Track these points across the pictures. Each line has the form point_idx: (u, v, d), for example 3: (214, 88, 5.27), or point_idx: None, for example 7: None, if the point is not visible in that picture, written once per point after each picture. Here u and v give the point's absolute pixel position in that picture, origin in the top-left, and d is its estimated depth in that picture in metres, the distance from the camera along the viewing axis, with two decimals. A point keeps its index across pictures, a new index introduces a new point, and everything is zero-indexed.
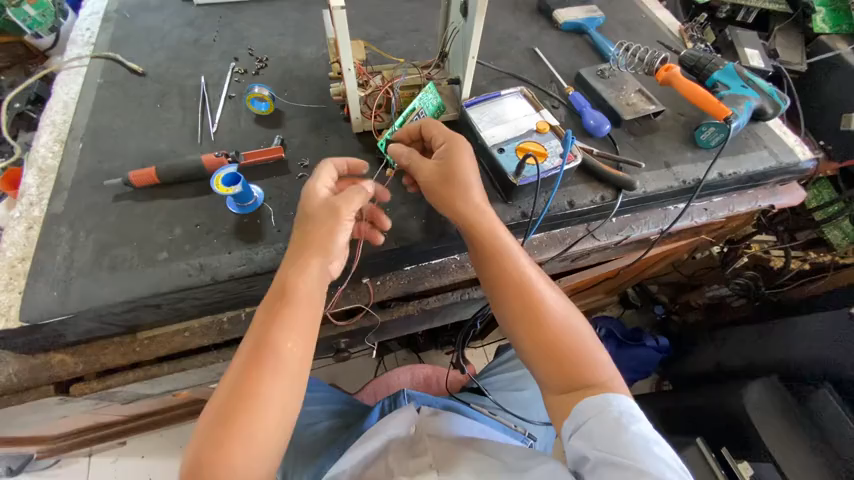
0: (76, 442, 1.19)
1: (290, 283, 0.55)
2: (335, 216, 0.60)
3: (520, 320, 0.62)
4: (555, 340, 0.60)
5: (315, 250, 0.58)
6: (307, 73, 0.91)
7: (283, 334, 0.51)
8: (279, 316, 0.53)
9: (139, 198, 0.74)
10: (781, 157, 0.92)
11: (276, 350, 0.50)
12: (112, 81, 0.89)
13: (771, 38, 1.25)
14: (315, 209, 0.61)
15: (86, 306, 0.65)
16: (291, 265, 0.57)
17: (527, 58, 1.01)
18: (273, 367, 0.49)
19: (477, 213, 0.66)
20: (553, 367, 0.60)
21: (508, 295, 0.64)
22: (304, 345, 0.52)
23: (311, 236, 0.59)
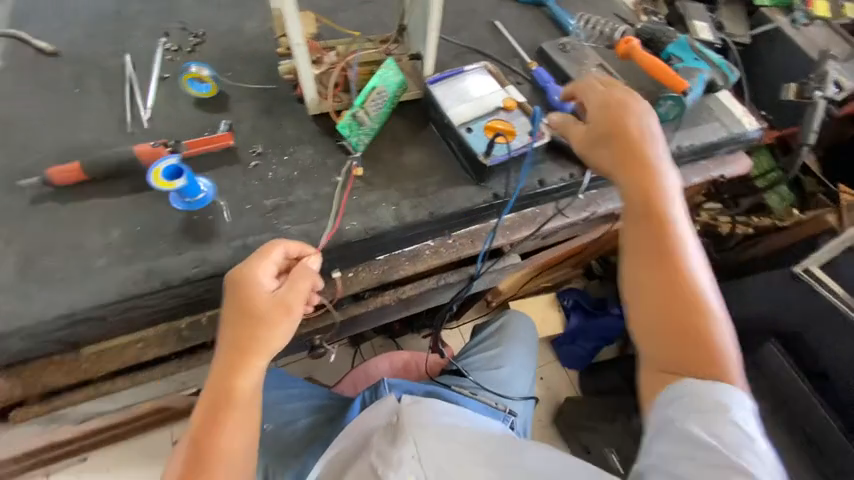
0: (24, 470, 1.08)
1: (230, 391, 0.51)
2: (280, 319, 0.53)
3: (650, 271, 0.52)
4: (680, 311, 0.49)
5: (258, 356, 0.52)
6: (252, 49, 0.83)
7: (222, 447, 0.49)
8: (230, 370, 0.51)
9: (63, 199, 0.64)
10: (732, 127, 0.96)
11: (218, 464, 0.49)
12: (17, 64, 0.76)
13: (719, 9, 1.28)
14: (261, 306, 0.53)
15: (14, 326, 0.57)
16: (231, 369, 0.51)
17: (488, 32, 0.97)
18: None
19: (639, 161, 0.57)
20: (665, 331, 0.49)
21: (633, 253, 0.54)
22: (245, 454, 0.51)
23: (253, 337, 0.52)
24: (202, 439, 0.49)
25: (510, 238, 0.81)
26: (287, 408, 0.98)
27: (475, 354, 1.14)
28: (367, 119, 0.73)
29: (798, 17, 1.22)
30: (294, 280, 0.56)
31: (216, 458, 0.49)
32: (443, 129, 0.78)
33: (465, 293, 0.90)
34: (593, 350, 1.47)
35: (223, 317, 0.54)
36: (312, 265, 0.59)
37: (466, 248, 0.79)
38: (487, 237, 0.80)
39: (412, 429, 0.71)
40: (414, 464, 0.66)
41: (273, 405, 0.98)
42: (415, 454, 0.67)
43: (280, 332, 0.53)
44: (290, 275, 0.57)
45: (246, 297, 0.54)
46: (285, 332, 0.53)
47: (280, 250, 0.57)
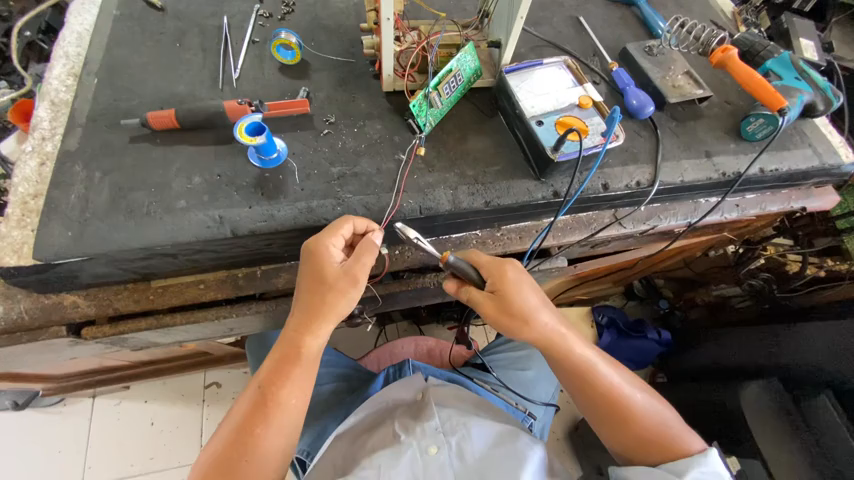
0: (82, 383, 1.20)
1: (299, 348, 0.61)
2: (344, 292, 0.61)
3: (593, 401, 0.67)
4: (630, 427, 0.66)
5: (324, 323, 0.61)
6: (336, 22, 0.85)
7: (285, 391, 0.60)
8: (304, 326, 0.61)
9: (156, 142, 0.70)
10: (826, 158, 0.87)
11: (279, 405, 0.60)
12: (130, 15, 0.83)
13: (828, 29, 1.17)
14: (331, 277, 0.61)
15: (102, 249, 0.63)
16: (301, 330, 0.61)
17: (571, 27, 0.94)
18: (274, 423, 0.59)
19: (524, 323, 0.65)
20: (606, 427, 0.68)
21: (589, 401, 0.68)
22: (301, 401, 0.61)
23: (322, 306, 0.61)
24: (270, 381, 0.60)
25: (561, 240, 0.80)
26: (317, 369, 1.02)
27: (501, 352, 1.13)
28: (439, 101, 0.73)
29: None
30: (359, 255, 0.62)
31: (279, 401, 0.60)
32: (511, 120, 0.77)
33: None
34: None
35: (297, 281, 0.63)
36: (375, 238, 0.64)
37: (513, 244, 0.79)
38: (539, 234, 0.79)
39: (437, 407, 0.75)
40: (438, 437, 0.70)
41: None
42: (440, 427, 0.71)
43: (343, 304, 0.61)
44: (356, 250, 0.62)
45: (318, 267, 0.61)
46: (349, 304, 0.61)
47: (347, 226, 0.62)
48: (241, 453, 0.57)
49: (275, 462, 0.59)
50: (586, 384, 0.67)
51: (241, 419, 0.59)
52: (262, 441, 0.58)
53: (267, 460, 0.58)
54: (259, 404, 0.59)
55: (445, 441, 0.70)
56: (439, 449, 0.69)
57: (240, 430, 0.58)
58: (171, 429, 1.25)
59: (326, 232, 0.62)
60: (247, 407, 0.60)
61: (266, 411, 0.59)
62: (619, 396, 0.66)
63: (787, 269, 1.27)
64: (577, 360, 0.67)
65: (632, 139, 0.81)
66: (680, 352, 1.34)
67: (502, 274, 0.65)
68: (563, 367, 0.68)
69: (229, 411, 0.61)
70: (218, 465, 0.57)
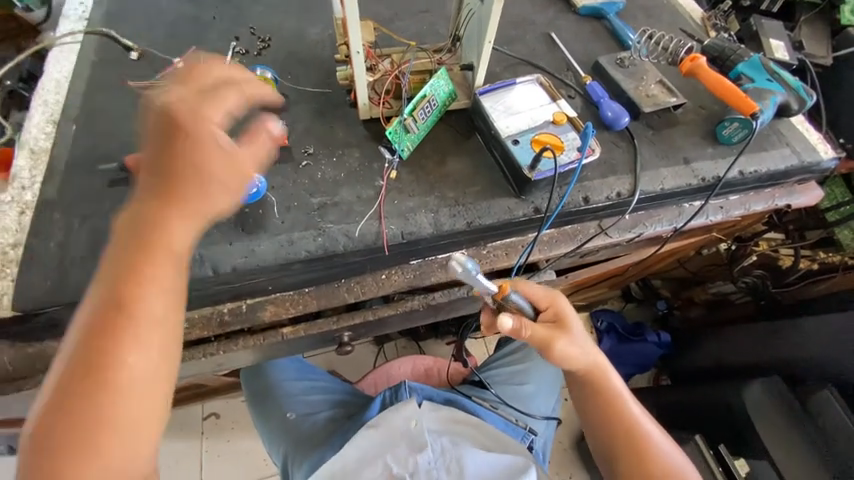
0: None
1: (162, 233, 0.48)
2: (214, 156, 0.50)
3: (623, 437, 0.69)
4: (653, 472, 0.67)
5: (160, 260, 0.47)
6: (312, 54, 0.87)
7: (143, 291, 0.45)
8: (114, 333, 0.43)
9: (136, 184, 0.71)
10: (804, 156, 0.88)
11: (138, 319, 0.44)
12: (108, 60, 0.84)
13: (797, 28, 1.18)
14: (114, 273, 0.46)
15: (83, 297, 0.63)
16: (157, 217, 0.48)
17: (543, 44, 0.96)
18: (122, 417, 0.42)
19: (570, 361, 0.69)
20: (622, 461, 0.69)
21: (612, 439, 0.70)
22: (162, 361, 0.45)
23: (188, 192, 0.49)
24: (107, 350, 0.43)
25: (547, 254, 0.80)
26: (313, 398, 1.01)
27: (498, 369, 1.11)
28: (415, 126, 0.74)
29: None
30: (249, 145, 0.55)
31: (121, 359, 0.43)
32: (487, 139, 0.78)
33: None
34: (625, 376, 1.43)
35: (142, 165, 0.50)
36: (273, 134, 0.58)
37: (500, 261, 0.78)
38: (525, 250, 0.79)
39: (431, 437, 0.76)
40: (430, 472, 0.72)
41: (301, 394, 1.01)
42: (432, 462, 0.73)
43: (197, 153, 0.50)
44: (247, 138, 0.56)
45: (188, 154, 0.50)
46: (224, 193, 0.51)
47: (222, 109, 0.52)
48: None
49: (149, 400, 0.44)
50: (614, 423, 0.70)
51: (50, 413, 0.41)
52: (123, 394, 0.42)
53: (144, 390, 0.43)
54: (82, 371, 0.42)
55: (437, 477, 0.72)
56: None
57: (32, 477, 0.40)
58: (170, 467, 1.22)
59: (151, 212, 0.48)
60: (80, 338, 0.43)
61: (102, 400, 0.42)
62: (644, 439, 0.69)
63: (780, 264, 1.23)
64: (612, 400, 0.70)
65: (610, 150, 0.82)
66: (681, 355, 1.32)
67: (556, 311, 0.68)
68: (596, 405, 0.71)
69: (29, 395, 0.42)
70: None
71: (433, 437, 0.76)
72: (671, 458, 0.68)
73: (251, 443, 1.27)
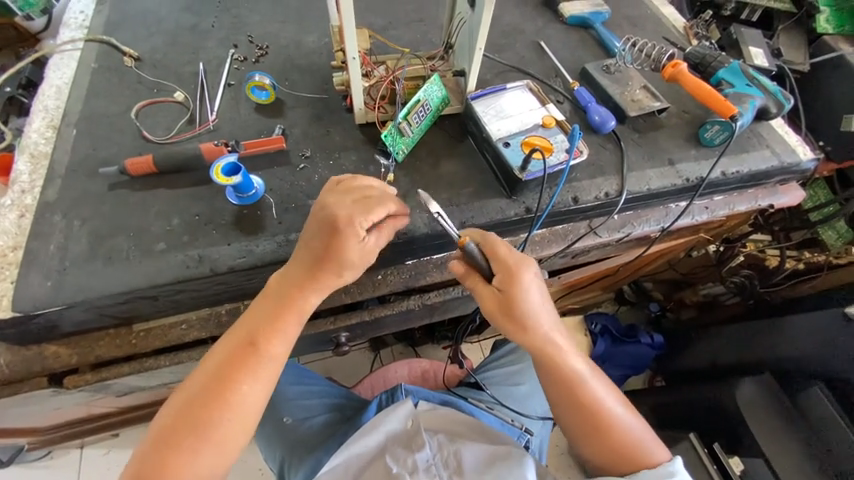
0: (68, 434, 1.16)
1: (298, 303, 0.60)
2: (360, 241, 0.59)
3: (581, 409, 0.65)
4: (610, 445, 0.65)
5: (294, 319, 0.60)
6: (309, 61, 0.89)
7: (274, 341, 0.59)
8: (272, 328, 0.59)
9: (135, 187, 0.72)
10: (783, 157, 0.91)
11: (264, 362, 0.59)
12: (108, 66, 0.86)
13: (775, 37, 1.23)
14: (280, 287, 0.61)
15: (82, 297, 0.64)
16: (301, 289, 0.60)
17: (532, 52, 0.99)
18: (224, 434, 0.56)
19: (519, 331, 0.65)
20: (586, 435, 0.66)
21: (569, 414, 0.67)
22: (262, 398, 0.59)
23: (328, 279, 0.60)
24: (264, 340, 0.59)
25: (538, 254, 0.82)
26: (309, 401, 1.01)
27: (494, 370, 1.12)
28: (409, 129, 0.77)
29: None
30: (379, 237, 0.63)
31: (240, 390, 0.57)
32: (479, 143, 0.81)
33: None
34: (620, 378, 1.43)
35: (302, 242, 0.60)
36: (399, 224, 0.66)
37: None
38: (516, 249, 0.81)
39: (429, 437, 0.77)
40: (430, 470, 0.72)
41: (297, 398, 1.01)
42: (431, 459, 0.73)
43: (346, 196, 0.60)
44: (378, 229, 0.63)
45: (340, 240, 0.58)
46: (354, 274, 0.62)
47: (384, 205, 0.61)
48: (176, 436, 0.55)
49: (245, 424, 0.58)
50: (572, 394, 0.65)
51: (183, 411, 0.56)
52: (232, 418, 0.56)
53: (248, 415, 0.58)
54: (217, 389, 0.56)
55: (437, 474, 0.71)
56: None
57: (181, 418, 0.55)
58: None
59: (322, 225, 0.58)
60: (226, 359, 0.58)
61: (221, 416, 0.56)
62: (603, 409, 0.65)
63: (766, 265, 1.29)
64: (567, 373, 0.65)
65: (597, 153, 0.85)
66: (674, 354, 1.33)
67: (512, 278, 0.63)
68: (551, 381, 0.66)
69: (176, 387, 0.57)
70: (165, 441, 0.55)
71: (431, 437, 0.78)
72: (629, 425, 0.65)
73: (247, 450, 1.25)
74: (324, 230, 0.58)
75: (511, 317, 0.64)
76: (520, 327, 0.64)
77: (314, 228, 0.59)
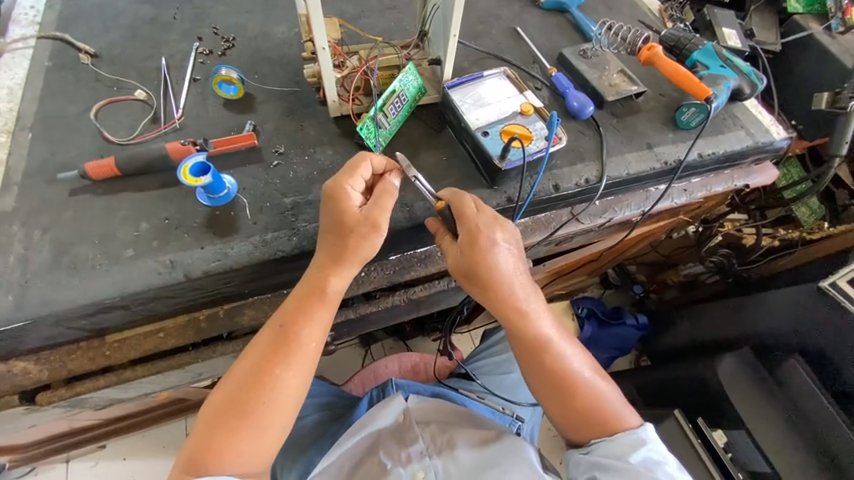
0: (50, 449, 1.12)
1: (323, 286, 0.59)
2: (352, 204, 0.59)
3: (551, 378, 0.65)
4: (579, 407, 0.64)
5: (323, 305, 0.59)
6: (279, 53, 0.86)
7: (305, 323, 0.59)
8: (302, 315, 0.59)
9: (99, 192, 0.69)
10: (758, 136, 0.92)
11: (300, 346, 0.58)
12: (63, 64, 0.81)
13: (747, 17, 1.24)
14: (311, 277, 0.60)
15: (47, 311, 0.61)
16: (326, 271, 0.60)
17: (509, 37, 0.98)
18: (267, 418, 0.56)
19: (486, 292, 0.63)
20: (557, 403, 0.65)
21: (538, 377, 0.65)
22: (303, 384, 0.58)
23: (346, 247, 0.59)
24: (295, 327, 0.58)
25: (523, 242, 0.82)
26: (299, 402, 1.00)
27: (483, 359, 1.12)
28: (386, 121, 0.75)
29: (833, 24, 1.14)
30: (378, 199, 0.60)
31: (277, 375, 0.57)
32: (459, 133, 0.79)
33: None
34: (608, 360, 1.45)
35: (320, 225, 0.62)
36: (393, 181, 0.63)
37: None
38: None
39: (422, 430, 0.77)
40: (423, 461, 0.71)
41: None
42: (425, 450, 0.73)
43: (342, 174, 0.60)
44: (376, 194, 0.61)
45: (347, 214, 0.59)
46: (370, 246, 0.60)
47: (366, 165, 0.61)
48: (219, 423, 0.55)
49: (288, 407, 0.57)
50: (540, 358, 0.64)
51: (228, 397, 0.56)
52: (271, 401, 0.56)
53: (285, 401, 0.57)
54: (258, 372, 0.56)
55: (430, 465, 0.71)
56: (426, 473, 0.69)
57: (224, 406, 0.55)
58: None
59: (326, 201, 0.60)
60: (263, 348, 0.57)
61: (261, 399, 0.55)
62: (569, 373, 0.64)
63: (743, 243, 1.31)
64: (533, 335, 0.64)
65: (576, 139, 0.84)
66: (659, 334, 1.36)
67: (478, 237, 0.62)
68: (520, 339, 0.65)
69: (222, 375, 0.57)
70: (212, 428, 0.55)
71: (423, 430, 0.78)
72: (598, 388, 0.65)
73: None
74: (328, 206, 0.60)
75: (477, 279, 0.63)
76: (486, 289, 0.63)
77: (324, 208, 0.60)
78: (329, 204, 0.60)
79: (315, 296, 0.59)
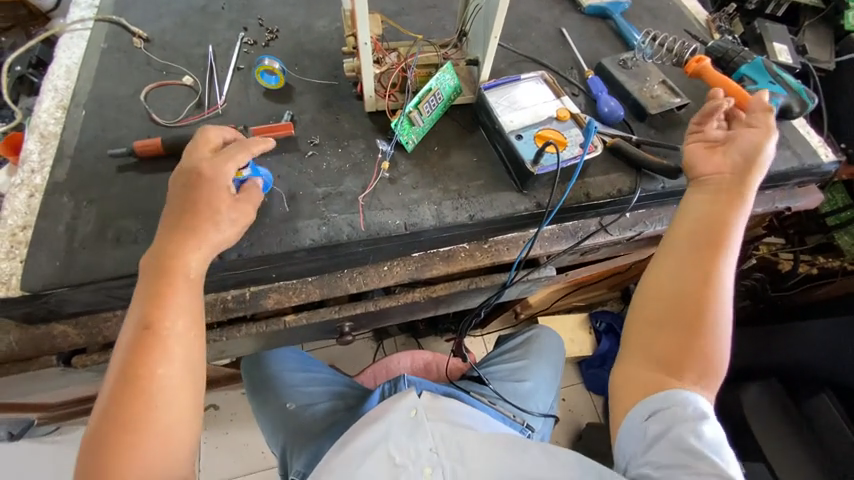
0: (75, 412, 1.18)
1: (178, 266, 0.55)
2: (213, 174, 0.58)
3: (676, 276, 0.60)
4: (700, 348, 0.56)
5: (185, 285, 0.55)
6: (319, 47, 0.88)
7: (170, 314, 0.53)
8: (163, 299, 0.53)
9: (144, 170, 0.72)
10: (804, 159, 0.88)
11: (167, 335, 0.52)
12: (117, 47, 0.85)
13: (800, 32, 1.18)
14: (170, 259, 0.55)
15: (89, 279, 0.64)
16: (177, 250, 0.55)
17: (549, 42, 0.97)
18: (155, 419, 0.50)
19: (727, 196, 0.63)
20: (663, 313, 0.58)
21: (658, 277, 0.61)
22: (187, 374, 0.53)
23: (197, 226, 0.56)
24: (155, 315, 0.52)
25: (546, 250, 0.80)
26: (312, 388, 1.02)
27: (498, 365, 1.12)
28: (420, 119, 0.76)
29: None
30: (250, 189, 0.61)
31: (152, 371, 0.51)
32: (491, 133, 0.79)
33: (496, 300, 0.89)
34: None
35: (165, 211, 0.58)
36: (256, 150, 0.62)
37: (502, 255, 0.79)
38: (525, 245, 0.79)
39: (433, 426, 0.76)
40: (432, 457, 0.72)
41: (301, 385, 1.02)
42: (434, 447, 0.73)
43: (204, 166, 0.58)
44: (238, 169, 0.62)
45: (204, 196, 0.57)
46: (230, 223, 0.58)
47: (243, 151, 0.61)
48: (114, 431, 0.48)
49: (179, 400, 0.52)
50: (686, 256, 0.60)
51: (108, 407, 0.49)
52: (153, 401, 0.50)
53: (174, 398, 0.51)
54: (131, 375, 0.50)
55: (438, 461, 0.71)
56: (434, 469, 0.70)
57: (111, 410, 0.49)
58: None
59: (178, 188, 0.58)
60: (130, 347, 0.51)
61: (144, 403, 0.50)
62: (691, 289, 0.58)
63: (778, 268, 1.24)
64: (696, 226, 0.62)
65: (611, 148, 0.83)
66: None
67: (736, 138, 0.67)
68: (685, 231, 0.62)
69: (101, 384, 0.51)
70: (100, 441, 0.48)
71: (433, 426, 0.76)
72: (714, 328, 0.57)
73: (249, 433, 1.25)
74: (182, 193, 0.57)
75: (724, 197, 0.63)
76: (721, 213, 0.62)
77: (173, 196, 0.58)
78: (180, 191, 0.57)
79: (176, 279, 0.54)
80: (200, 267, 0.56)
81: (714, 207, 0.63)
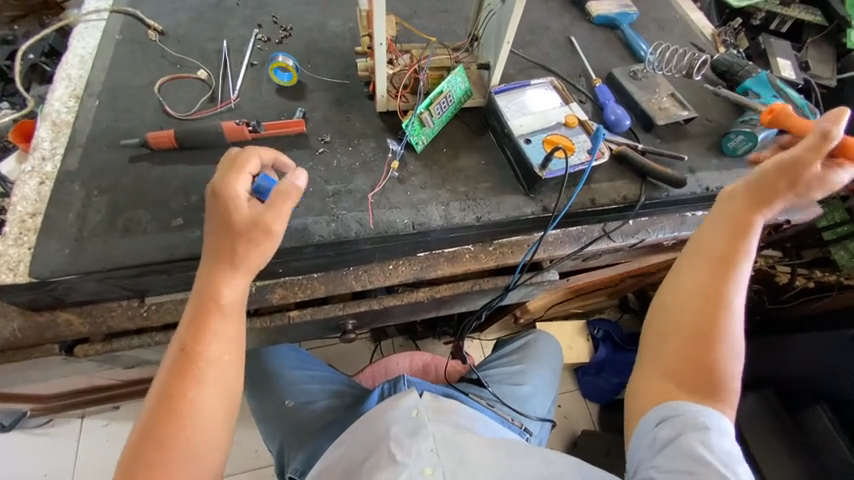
0: (70, 403, 1.17)
1: (216, 295, 0.53)
2: (231, 187, 0.54)
3: (705, 298, 0.59)
4: (718, 375, 0.56)
5: (223, 315, 0.53)
6: (332, 46, 0.89)
7: (206, 341, 0.52)
8: (203, 328, 0.52)
9: (155, 162, 0.72)
10: None
11: (205, 363, 0.52)
12: (132, 39, 0.86)
13: (803, 49, 1.20)
14: (209, 286, 0.53)
15: (97, 267, 0.64)
16: (216, 278, 0.53)
17: (558, 50, 0.98)
18: (191, 443, 0.50)
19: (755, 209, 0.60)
20: (690, 334, 0.58)
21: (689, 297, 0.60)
22: (223, 400, 0.53)
23: (232, 251, 0.53)
24: (194, 343, 0.52)
25: (549, 254, 0.81)
26: (311, 386, 1.01)
27: (497, 368, 1.12)
28: (430, 120, 0.77)
29: None
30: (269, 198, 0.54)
31: (188, 398, 0.50)
32: (500, 136, 0.80)
33: (499, 302, 0.90)
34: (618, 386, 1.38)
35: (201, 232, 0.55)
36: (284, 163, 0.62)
37: (506, 258, 0.79)
38: (530, 248, 0.80)
39: (435, 425, 0.76)
40: (432, 456, 0.70)
41: (300, 381, 1.02)
42: (435, 447, 0.71)
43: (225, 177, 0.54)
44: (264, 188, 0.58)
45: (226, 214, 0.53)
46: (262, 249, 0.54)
47: (252, 161, 0.57)
48: (147, 451, 0.48)
49: (215, 425, 0.52)
50: (718, 278, 0.59)
51: (143, 430, 0.49)
52: (188, 428, 0.50)
53: (208, 423, 0.51)
54: (168, 400, 0.50)
55: (438, 461, 0.69)
56: (435, 469, 0.68)
57: (145, 432, 0.49)
58: None
59: (212, 207, 0.54)
60: (168, 373, 0.51)
61: (177, 427, 0.49)
62: (717, 313, 0.58)
63: (776, 280, 1.25)
64: (728, 246, 0.60)
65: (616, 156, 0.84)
66: None
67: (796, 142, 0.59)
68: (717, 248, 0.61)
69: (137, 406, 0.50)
70: (132, 462, 0.48)
71: (434, 426, 0.76)
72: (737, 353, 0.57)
73: (245, 429, 1.25)
74: (213, 212, 0.54)
75: (743, 213, 0.61)
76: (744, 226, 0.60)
77: (209, 215, 0.54)
78: (214, 209, 0.54)
79: (214, 306, 0.53)
80: (239, 294, 0.55)
81: (733, 229, 0.61)
